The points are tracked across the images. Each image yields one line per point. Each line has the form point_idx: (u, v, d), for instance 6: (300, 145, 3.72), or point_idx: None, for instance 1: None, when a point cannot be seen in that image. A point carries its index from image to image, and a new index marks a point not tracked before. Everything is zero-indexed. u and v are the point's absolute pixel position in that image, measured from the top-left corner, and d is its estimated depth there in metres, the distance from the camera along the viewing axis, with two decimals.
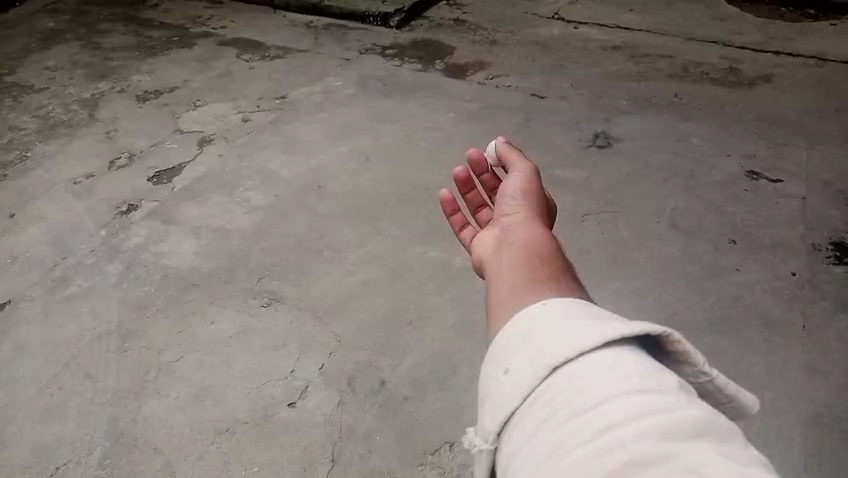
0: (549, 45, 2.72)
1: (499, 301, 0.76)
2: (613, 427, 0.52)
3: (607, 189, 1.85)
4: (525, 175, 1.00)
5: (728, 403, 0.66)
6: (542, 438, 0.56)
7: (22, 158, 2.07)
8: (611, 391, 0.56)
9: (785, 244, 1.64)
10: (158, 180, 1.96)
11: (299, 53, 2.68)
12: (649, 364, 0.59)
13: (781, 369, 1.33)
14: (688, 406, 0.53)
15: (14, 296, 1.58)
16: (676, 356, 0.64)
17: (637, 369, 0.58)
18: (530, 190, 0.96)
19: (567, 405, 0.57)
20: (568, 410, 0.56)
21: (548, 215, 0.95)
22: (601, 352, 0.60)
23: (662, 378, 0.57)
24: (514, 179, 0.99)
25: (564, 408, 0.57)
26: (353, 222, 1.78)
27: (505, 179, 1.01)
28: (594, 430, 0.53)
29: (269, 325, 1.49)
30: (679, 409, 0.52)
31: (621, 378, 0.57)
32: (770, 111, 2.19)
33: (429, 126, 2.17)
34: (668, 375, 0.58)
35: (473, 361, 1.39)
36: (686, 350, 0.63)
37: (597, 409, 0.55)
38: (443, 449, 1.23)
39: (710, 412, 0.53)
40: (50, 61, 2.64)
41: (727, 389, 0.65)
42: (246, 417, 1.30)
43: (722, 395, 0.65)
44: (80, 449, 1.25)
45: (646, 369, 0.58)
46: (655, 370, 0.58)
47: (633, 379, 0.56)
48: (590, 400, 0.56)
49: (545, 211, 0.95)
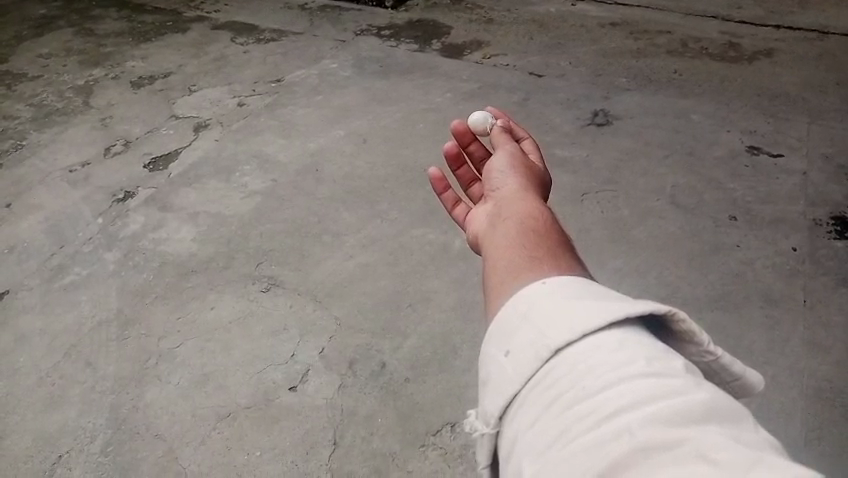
0: (547, 22, 2.69)
1: (498, 281, 0.74)
2: (618, 413, 0.52)
3: (606, 168, 1.84)
4: (515, 151, 0.98)
5: (734, 382, 0.66)
6: (546, 424, 0.55)
7: (17, 147, 2.05)
8: (616, 374, 0.55)
9: (786, 219, 1.63)
10: (154, 166, 1.95)
11: (294, 36, 2.65)
12: (654, 345, 0.58)
13: (783, 346, 1.33)
14: (695, 389, 0.53)
15: (13, 286, 1.58)
16: (681, 335, 0.63)
17: (642, 351, 0.57)
18: (518, 164, 0.95)
19: (571, 389, 0.56)
20: (571, 394, 0.56)
21: (540, 187, 0.94)
22: (605, 335, 0.59)
23: (668, 360, 0.56)
24: (500, 155, 0.98)
25: (568, 392, 0.56)
26: (352, 205, 1.77)
27: (494, 154, 0.99)
28: (600, 415, 0.52)
29: (269, 310, 1.48)
30: (685, 393, 0.52)
31: (625, 361, 0.56)
32: (770, 85, 2.17)
33: (427, 107, 2.15)
34: (673, 356, 0.58)
35: (474, 342, 1.39)
36: (692, 330, 0.63)
37: (602, 393, 0.54)
38: (446, 431, 1.23)
39: (718, 395, 0.52)
40: (43, 49, 2.61)
41: (733, 368, 0.65)
42: (248, 402, 1.30)
43: (727, 374, 0.65)
44: (82, 437, 1.25)
45: (651, 351, 0.57)
46: (660, 351, 0.57)
47: (638, 361, 0.56)
48: (594, 384, 0.55)
49: (535, 182, 0.93)
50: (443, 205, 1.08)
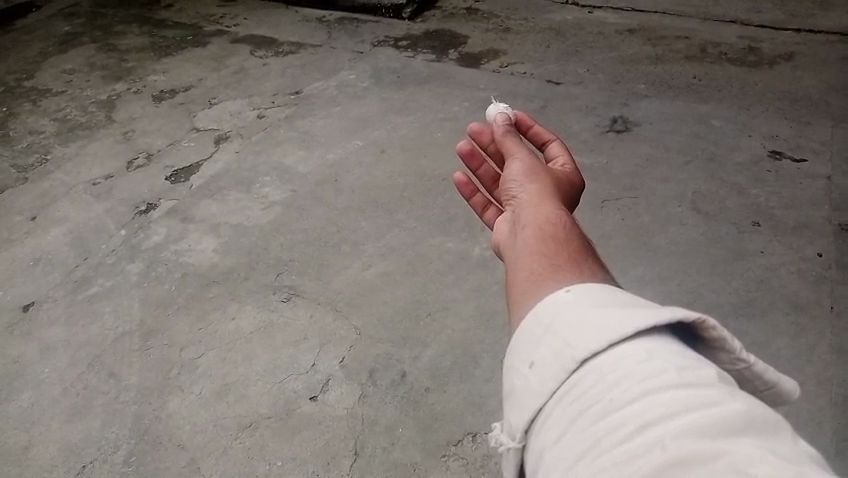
0: (564, 30, 2.68)
1: (521, 292, 0.74)
2: (649, 427, 0.51)
3: (626, 175, 1.83)
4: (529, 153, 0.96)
5: (768, 389, 0.64)
6: (574, 437, 0.55)
7: (42, 162, 2.08)
8: (645, 385, 0.54)
9: (811, 224, 1.61)
10: (176, 179, 1.97)
11: (312, 48, 2.68)
12: (685, 354, 0.58)
13: (809, 354, 1.31)
14: (728, 399, 0.52)
15: (38, 298, 1.60)
16: (712, 342, 0.62)
17: (672, 361, 0.56)
18: (533, 165, 0.94)
19: (599, 401, 0.56)
20: (599, 406, 0.55)
21: (558, 186, 0.92)
22: (634, 345, 0.58)
23: (698, 369, 0.55)
24: (514, 157, 0.96)
25: (595, 404, 0.56)
26: (370, 215, 1.78)
27: (508, 156, 0.97)
28: (630, 428, 0.52)
29: (290, 320, 1.49)
30: (718, 403, 0.51)
31: (655, 371, 0.55)
32: (791, 89, 2.14)
33: (444, 116, 2.15)
34: (704, 365, 0.57)
35: (495, 351, 1.38)
36: (723, 337, 0.61)
37: (631, 405, 0.53)
38: (467, 441, 1.23)
39: (753, 405, 0.51)
40: (67, 65, 2.66)
41: (767, 376, 0.63)
42: (269, 412, 1.30)
43: (761, 382, 0.63)
44: (105, 447, 1.26)
45: (681, 360, 0.56)
46: (690, 361, 0.56)
47: (668, 371, 0.55)
48: (622, 395, 0.55)
49: (553, 182, 0.92)
50: (474, 212, 1.08)
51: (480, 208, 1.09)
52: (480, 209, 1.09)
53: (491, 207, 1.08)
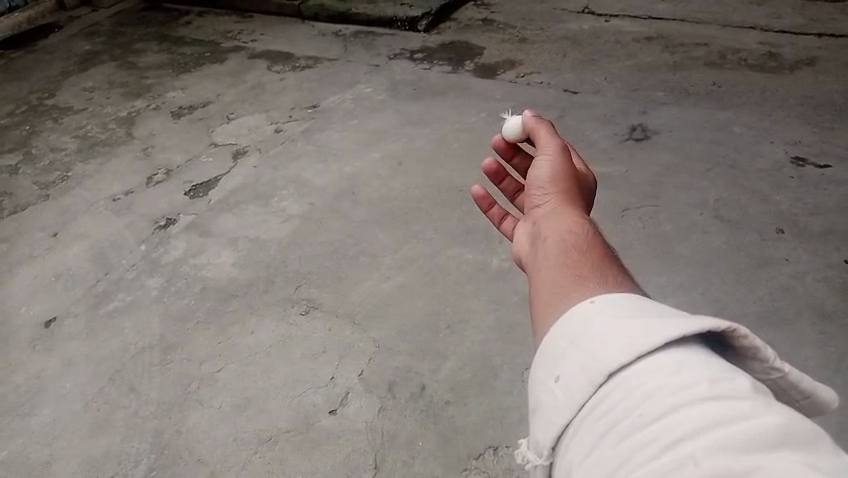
0: (580, 40, 2.68)
1: (544, 304, 0.73)
2: (681, 442, 0.49)
3: (646, 183, 1.81)
4: (556, 155, 0.94)
5: (804, 400, 0.62)
6: (603, 454, 0.53)
7: (63, 178, 2.11)
8: (676, 398, 0.53)
9: (837, 231, 1.58)
10: (195, 193, 1.98)
11: (329, 61, 2.69)
12: (717, 364, 0.56)
13: (838, 362, 1.28)
14: (764, 411, 0.50)
15: (60, 314, 1.61)
16: (743, 351, 0.60)
17: (703, 372, 0.54)
18: (559, 169, 0.91)
19: (629, 414, 0.54)
20: (629, 421, 0.54)
21: (580, 192, 0.91)
22: (664, 357, 0.57)
23: (731, 380, 0.54)
24: (542, 155, 0.95)
25: (625, 418, 0.54)
26: (388, 227, 1.77)
27: (534, 158, 0.95)
28: (662, 444, 0.50)
29: (309, 333, 1.49)
30: (753, 416, 0.49)
31: (686, 384, 0.53)
32: (813, 94, 2.12)
33: (460, 127, 2.15)
34: (738, 376, 0.55)
35: (515, 363, 1.36)
36: (755, 345, 0.60)
37: (662, 420, 0.52)
38: (488, 454, 1.21)
39: (790, 417, 0.49)
40: (88, 83, 2.70)
41: (802, 385, 0.61)
42: (288, 426, 1.29)
43: (797, 391, 0.61)
44: (126, 462, 1.26)
45: (714, 372, 0.54)
46: (723, 373, 0.55)
47: (700, 384, 0.53)
48: (652, 410, 0.53)
49: (577, 187, 0.91)
50: (491, 223, 1.07)
51: (498, 219, 1.07)
52: (497, 221, 1.07)
53: (508, 217, 1.06)
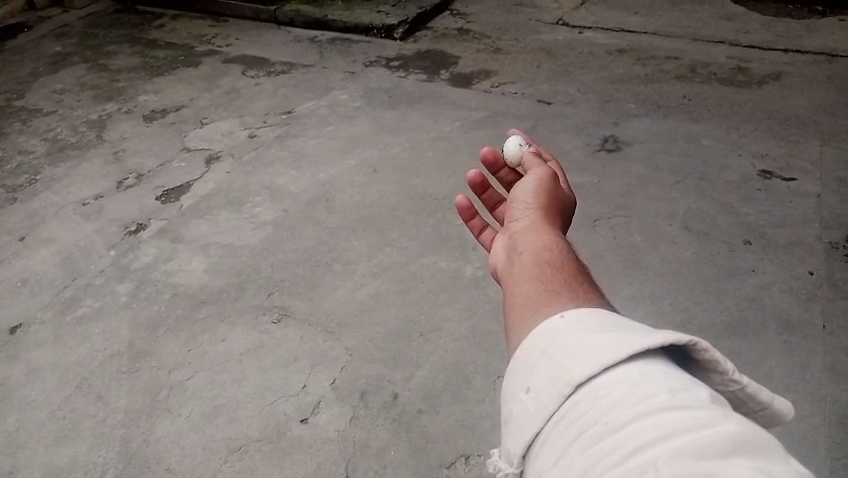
0: (555, 51, 2.71)
1: (516, 317, 0.73)
2: (643, 449, 0.50)
3: (618, 194, 1.83)
4: (537, 178, 0.95)
5: (762, 411, 0.63)
6: (568, 461, 0.54)
7: (31, 181, 2.07)
8: (639, 407, 0.53)
9: (802, 243, 1.61)
10: (166, 198, 1.96)
11: (305, 68, 2.68)
12: (678, 376, 0.57)
13: (802, 372, 1.30)
14: (722, 420, 0.51)
15: (25, 320, 1.58)
16: (706, 364, 0.61)
17: (666, 383, 0.55)
18: (540, 188, 0.93)
19: (595, 423, 0.55)
20: (595, 429, 0.54)
21: (560, 211, 0.93)
22: (628, 369, 0.58)
23: (692, 391, 0.54)
24: (525, 177, 0.96)
25: (592, 426, 0.55)
26: (362, 234, 1.77)
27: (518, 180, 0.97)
28: (625, 452, 0.51)
29: (281, 341, 1.48)
30: (711, 426, 0.50)
31: (649, 394, 0.54)
32: (779, 108, 2.17)
33: (435, 136, 2.16)
34: (699, 388, 0.56)
35: (487, 370, 1.37)
36: (717, 358, 0.61)
37: (625, 429, 0.52)
38: (460, 463, 1.21)
39: (746, 426, 0.50)
40: (58, 85, 2.66)
41: (760, 397, 0.62)
42: (259, 435, 1.28)
43: (755, 403, 0.63)
44: (93, 471, 1.24)
45: (675, 383, 0.55)
46: (684, 383, 0.56)
47: (662, 394, 0.54)
48: (616, 418, 0.54)
49: (556, 206, 0.92)
50: (472, 233, 1.08)
51: (477, 230, 1.08)
52: (477, 231, 1.08)
53: (488, 229, 1.07)
